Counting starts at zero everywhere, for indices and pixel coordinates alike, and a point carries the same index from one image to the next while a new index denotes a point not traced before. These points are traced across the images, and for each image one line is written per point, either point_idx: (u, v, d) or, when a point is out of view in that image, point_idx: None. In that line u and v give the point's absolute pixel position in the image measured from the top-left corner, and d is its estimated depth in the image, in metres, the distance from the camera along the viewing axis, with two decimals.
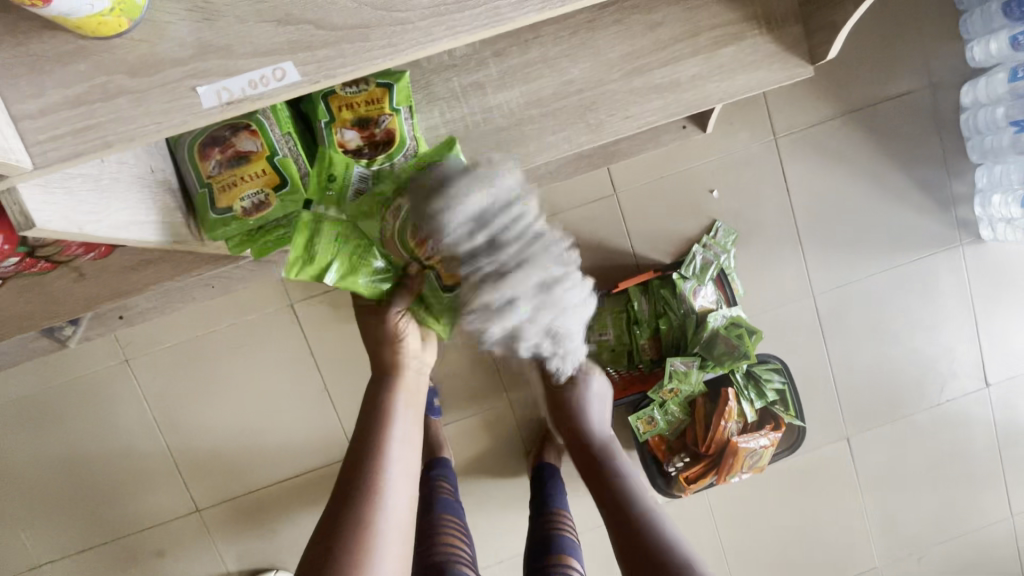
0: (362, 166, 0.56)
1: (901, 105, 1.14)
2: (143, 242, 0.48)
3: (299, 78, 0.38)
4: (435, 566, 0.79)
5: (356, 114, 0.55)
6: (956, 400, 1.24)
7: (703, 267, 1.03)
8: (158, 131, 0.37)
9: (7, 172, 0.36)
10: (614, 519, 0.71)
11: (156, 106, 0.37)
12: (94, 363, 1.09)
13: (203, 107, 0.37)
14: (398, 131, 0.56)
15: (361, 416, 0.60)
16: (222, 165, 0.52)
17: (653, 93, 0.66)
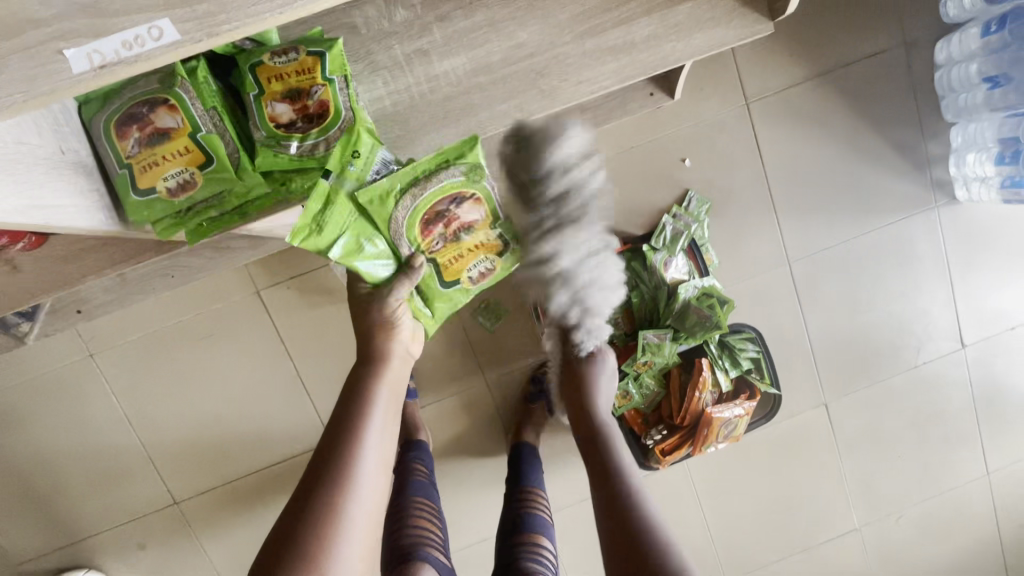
0: (297, 141, 0.53)
1: (875, 64, 1.11)
2: (52, 228, 0.43)
3: (181, 36, 0.34)
4: (403, 549, 0.80)
5: (286, 85, 0.52)
6: (933, 361, 1.25)
7: (673, 237, 1.00)
8: (23, 102, 0.32)
9: None
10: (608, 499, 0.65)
11: (19, 73, 0.32)
12: (59, 358, 1.06)
13: (72, 72, 0.33)
14: (333, 98, 0.53)
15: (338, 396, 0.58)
16: (141, 143, 0.49)
17: (607, 55, 0.63)
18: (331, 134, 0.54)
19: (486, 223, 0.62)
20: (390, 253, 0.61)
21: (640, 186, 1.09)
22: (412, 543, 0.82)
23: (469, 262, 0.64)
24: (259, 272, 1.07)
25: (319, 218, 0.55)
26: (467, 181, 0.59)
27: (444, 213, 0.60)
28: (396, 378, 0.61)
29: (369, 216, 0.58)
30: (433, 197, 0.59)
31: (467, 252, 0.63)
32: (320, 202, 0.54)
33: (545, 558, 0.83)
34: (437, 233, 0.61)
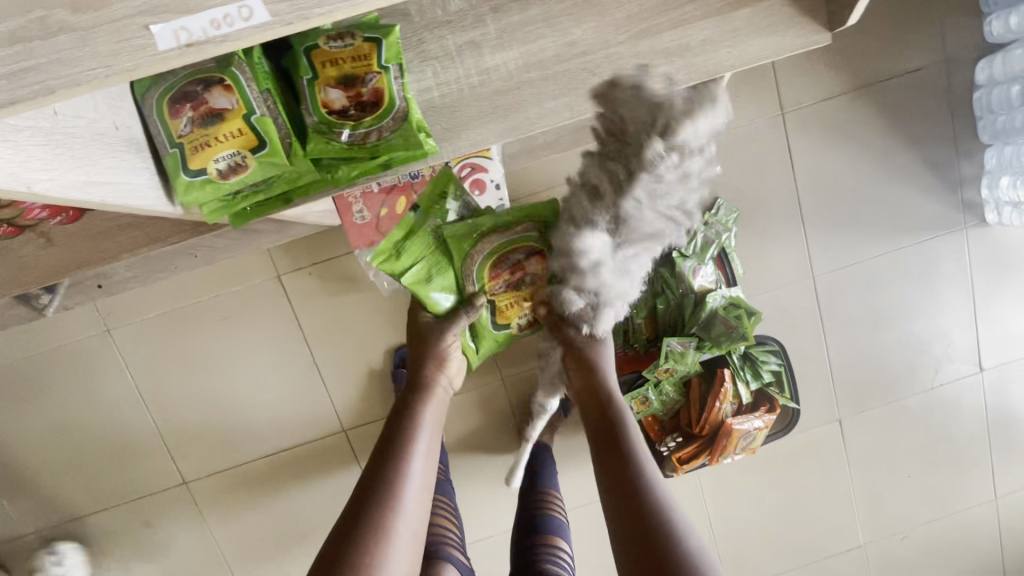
0: (349, 129, 0.51)
1: (914, 81, 1.10)
2: (102, 205, 0.42)
3: (270, 18, 0.33)
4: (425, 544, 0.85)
5: (341, 71, 0.51)
6: (950, 383, 1.24)
7: (703, 245, 0.98)
8: (108, 76, 0.31)
9: None
10: (612, 473, 0.64)
11: (104, 48, 0.31)
12: (74, 333, 1.06)
13: (159, 49, 0.31)
14: (391, 86, 0.51)
15: (386, 427, 0.68)
16: (194, 123, 0.47)
17: (661, 57, 0.61)
18: (386, 121, 0.51)
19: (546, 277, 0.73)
20: (452, 288, 0.75)
21: None
22: (434, 539, 0.86)
23: (518, 309, 0.76)
24: (280, 256, 1.06)
25: (399, 245, 0.72)
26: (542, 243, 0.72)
27: (513, 263, 0.73)
28: (438, 411, 0.73)
29: (445, 254, 0.73)
30: (508, 243, 0.72)
31: (522, 302, 0.75)
32: (406, 231, 0.72)
33: (563, 559, 0.85)
34: (503, 280, 0.73)
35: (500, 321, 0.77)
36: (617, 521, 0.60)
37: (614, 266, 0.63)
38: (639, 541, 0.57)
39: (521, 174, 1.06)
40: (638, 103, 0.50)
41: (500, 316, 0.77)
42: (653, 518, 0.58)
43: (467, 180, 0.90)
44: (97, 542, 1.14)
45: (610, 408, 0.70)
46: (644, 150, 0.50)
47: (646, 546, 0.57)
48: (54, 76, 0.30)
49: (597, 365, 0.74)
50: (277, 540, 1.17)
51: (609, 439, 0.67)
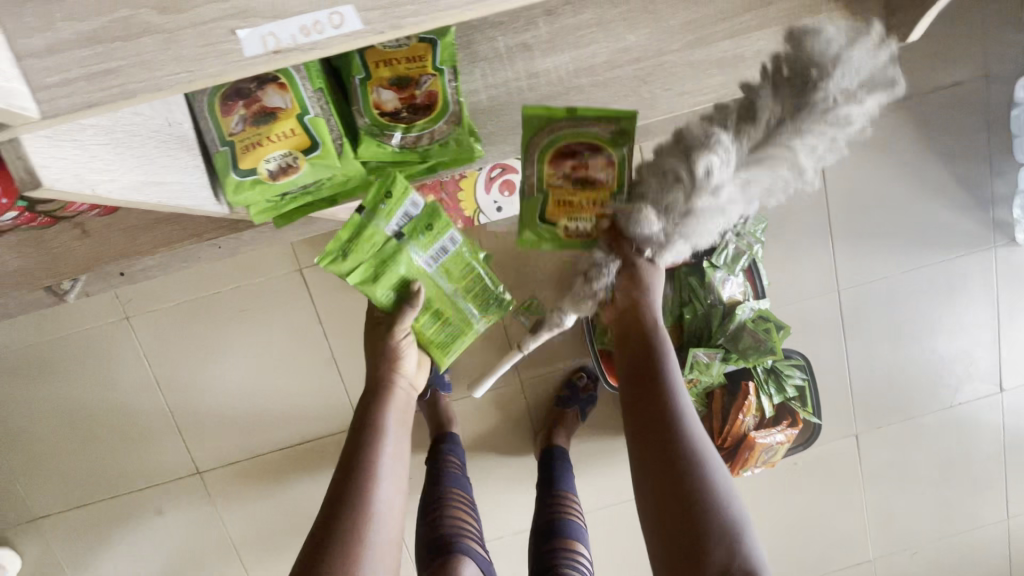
0: (400, 133, 0.51)
1: (952, 96, 1.08)
2: (159, 206, 0.42)
3: (361, 27, 0.33)
4: (444, 540, 0.87)
5: (394, 72, 0.50)
6: (969, 403, 1.23)
7: (735, 256, 0.94)
8: (192, 81, 0.32)
9: (9, 121, 0.29)
10: (649, 413, 0.58)
11: (190, 51, 0.31)
12: (93, 318, 1.05)
13: (245, 55, 0.32)
14: (445, 90, 0.50)
15: (351, 432, 0.66)
16: (246, 122, 0.46)
17: (714, 68, 0.60)
18: (437, 127, 0.51)
19: (611, 184, 0.60)
20: (397, 285, 0.69)
21: None
22: (452, 534, 0.88)
23: (571, 216, 0.63)
24: (303, 250, 1.05)
25: (343, 244, 0.65)
26: (610, 142, 0.58)
27: (573, 154, 0.59)
28: (400, 414, 0.69)
29: (389, 251, 0.66)
30: (565, 136, 0.58)
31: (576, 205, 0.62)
32: (349, 228, 0.64)
33: (582, 564, 0.86)
34: (562, 171, 0.60)
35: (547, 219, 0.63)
36: (642, 456, 0.57)
37: (727, 201, 0.52)
38: (667, 481, 0.54)
39: None
40: (825, 46, 0.48)
41: (546, 215, 0.63)
42: (684, 455, 0.55)
43: (497, 181, 0.92)
44: (109, 527, 1.14)
45: (646, 338, 0.62)
46: (819, 59, 0.48)
47: (676, 486, 0.54)
48: (134, 79, 0.31)
49: (646, 290, 0.63)
50: (289, 532, 1.17)
51: (642, 372, 0.60)
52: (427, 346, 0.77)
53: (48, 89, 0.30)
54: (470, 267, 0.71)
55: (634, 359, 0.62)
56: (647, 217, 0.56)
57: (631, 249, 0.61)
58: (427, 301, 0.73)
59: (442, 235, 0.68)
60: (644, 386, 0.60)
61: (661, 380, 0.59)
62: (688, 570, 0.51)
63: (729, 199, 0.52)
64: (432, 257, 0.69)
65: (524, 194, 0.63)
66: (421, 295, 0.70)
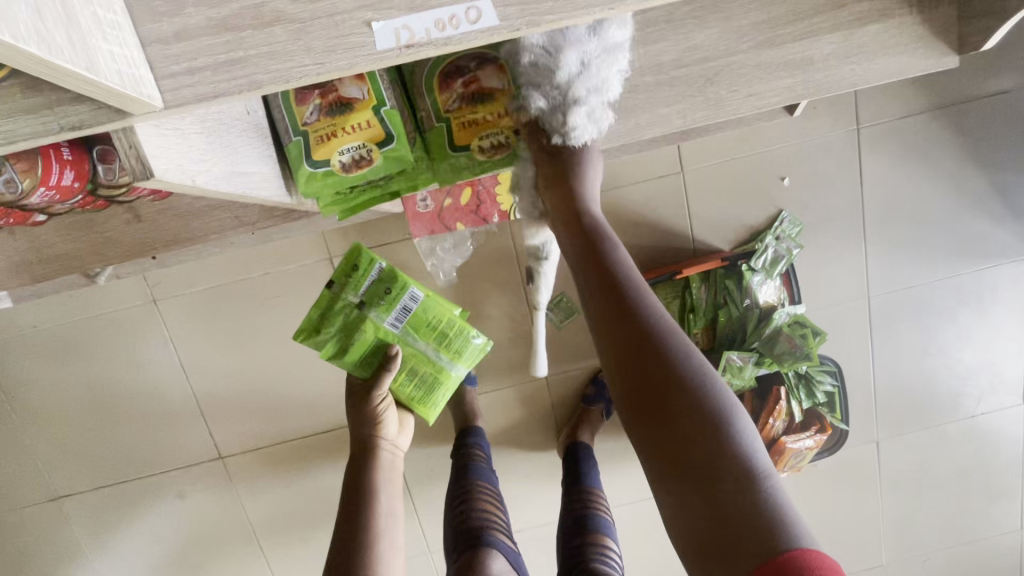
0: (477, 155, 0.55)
1: (995, 104, 1.06)
2: (243, 197, 0.42)
3: (497, 22, 0.33)
4: (474, 531, 0.87)
5: (475, 95, 0.53)
6: (990, 413, 1.23)
7: (773, 260, 0.97)
8: (320, 72, 0.31)
9: (132, 109, 0.29)
10: (609, 312, 0.56)
11: (320, 42, 0.31)
12: (121, 302, 1.04)
13: (378, 48, 0.32)
14: (418, 72, 0.52)
15: (348, 498, 0.78)
16: (322, 112, 0.44)
17: (782, 70, 0.59)
18: (422, 106, 0.53)
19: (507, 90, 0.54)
20: (373, 351, 0.78)
21: (735, 202, 1.05)
22: (480, 526, 0.88)
23: (481, 131, 0.55)
24: (334, 239, 1.04)
25: (315, 322, 0.76)
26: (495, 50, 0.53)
27: (460, 72, 0.53)
28: (388, 472, 0.82)
29: (359, 321, 0.76)
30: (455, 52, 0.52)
31: (483, 120, 0.54)
32: (321, 306, 0.76)
33: (613, 559, 0.86)
34: (457, 92, 0.53)
35: (456, 143, 0.54)
36: (610, 350, 0.56)
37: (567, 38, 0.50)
38: (634, 363, 0.54)
39: None
40: None
41: (455, 140, 0.54)
42: (653, 341, 0.54)
43: None
44: (130, 509, 1.14)
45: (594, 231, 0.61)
46: None
47: (648, 371, 0.53)
48: (261, 70, 0.31)
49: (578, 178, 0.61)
50: (309, 518, 1.18)
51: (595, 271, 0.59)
52: (413, 404, 0.85)
53: (173, 76, 0.30)
54: (433, 323, 0.79)
55: (586, 257, 0.60)
56: (526, 95, 0.53)
57: (541, 148, 0.59)
58: (406, 360, 0.81)
59: (401, 296, 0.76)
60: (601, 284, 0.58)
61: (616, 276, 0.58)
62: (679, 460, 0.50)
63: (563, 57, 0.51)
64: (398, 318, 0.78)
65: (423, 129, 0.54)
66: (397, 356, 0.78)
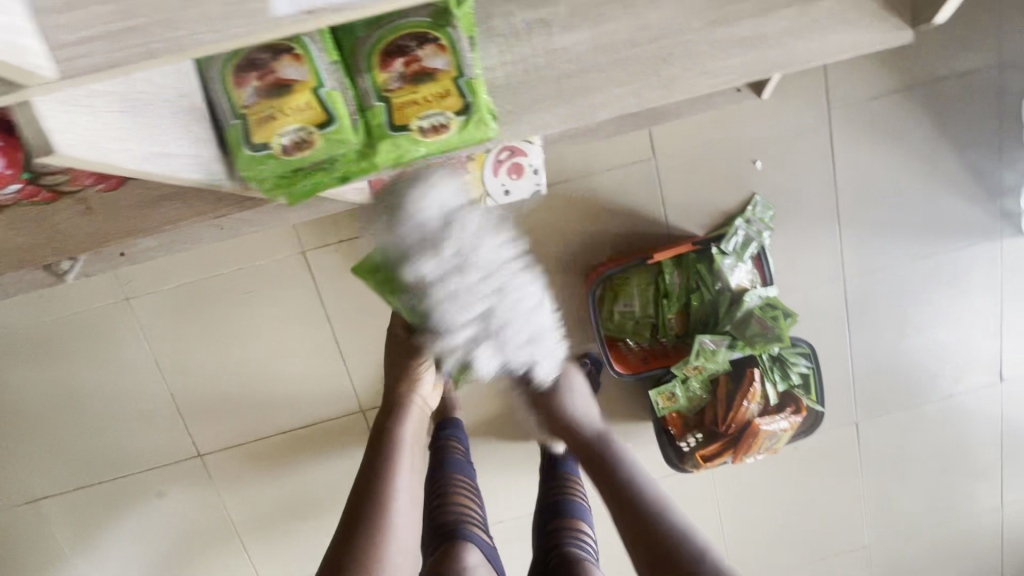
0: (423, 142, 0.48)
1: (965, 83, 1.06)
2: (170, 176, 0.44)
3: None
4: (448, 524, 0.87)
5: (417, 73, 0.47)
6: (968, 393, 1.24)
7: (744, 243, 0.97)
8: (219, 40, 0.34)
9: (25, 80, 0.30)
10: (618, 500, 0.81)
11: (215, 11, 0.33)
12: (92, 299, 1.03)
13: (273, 14, 0.34)
14: (357, 47, 0.47)
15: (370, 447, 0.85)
16: (260, 93, 0.45)
17: (735, 47, 0.59)
18: (361, 85, 0.47)
19: (451, 72, 0.47)
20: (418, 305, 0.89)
21: (708, 187, 1.06)
22: (456, 520, 0.88)
23: (422, 112, 0.47)
24: (307, 231, 1.03)
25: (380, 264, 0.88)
26: (434, 26, 0.47)
27: (401, 51, 0.47)
28: (415, 426, 0.90)
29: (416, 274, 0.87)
30: (396, 29, 0.47)
31: (424, 99, 0.47)
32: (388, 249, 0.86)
33: (587, 543, 0.86)
34: (395, 70, 0.47)
35: (395, 124, 0.47)
36: (625, 517, 0.79)
37: None
38: (640, 530, 0.76)
39: (553, 159, 1.03)
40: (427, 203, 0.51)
41: (393, 122, 0.47)
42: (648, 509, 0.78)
43: (506, 164, 0.92)
44: (112, 509, 1.13)
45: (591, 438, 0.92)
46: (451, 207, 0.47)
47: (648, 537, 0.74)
48: (155, 38, 0.32)
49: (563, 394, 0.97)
50: (292, 514, 1.17)
51: (609, 479, 0.84)
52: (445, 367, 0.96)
53: (67, 47, 0.31)
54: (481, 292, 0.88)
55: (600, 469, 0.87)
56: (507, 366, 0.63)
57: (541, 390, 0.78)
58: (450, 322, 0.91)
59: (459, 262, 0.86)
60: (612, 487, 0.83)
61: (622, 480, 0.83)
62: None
63: None
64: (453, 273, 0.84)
65: (363, 109, 0.48)
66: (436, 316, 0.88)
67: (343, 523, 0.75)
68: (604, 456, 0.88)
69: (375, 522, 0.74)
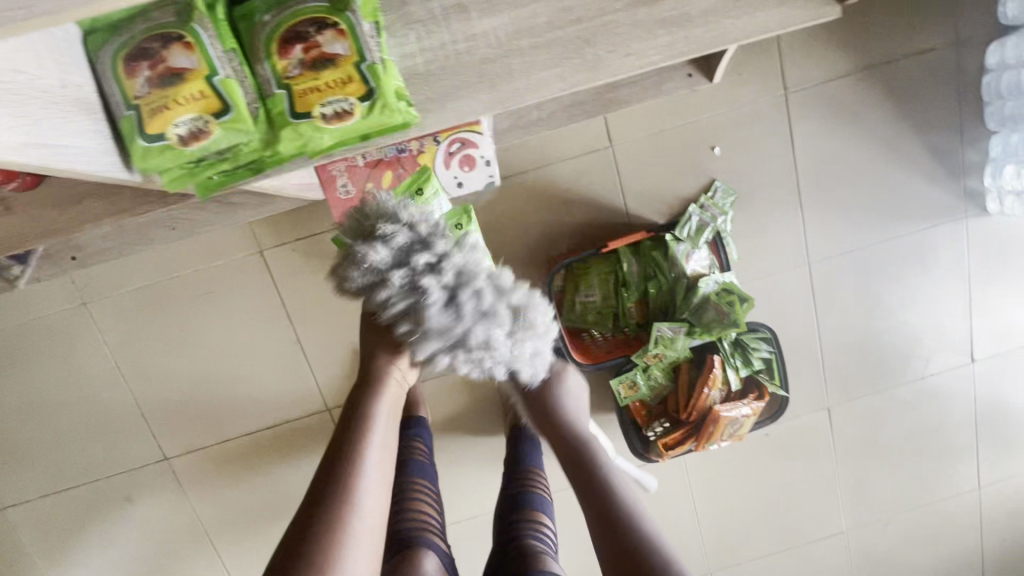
0: (325, 129, 0.50)
1: (922, 63, 1.06)
2: (43, 167, 0.44)
3: None
4: (405, 530, 0.86)
5: (317, 59, 0.49)
6: (940, 374, 1.23)
7: (698, 229, 0.99)
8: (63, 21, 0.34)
9: None
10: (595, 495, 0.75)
11: None
12: (50, 305, 1.03)
13: None
14: (256, 36, 0.49)
15: (348, 402, 0.70)
16: (152, 83, 0.47)
17: (659, 28, 0.58)
18: (260, 73, 0.50)
19: (350, 57, 0.49)
20: None
21: (667, 175, 1.05)
22: (413, 526, 0.87)
23: (323, 98, 0.50)
24: (262, 230, 1.03)
25: None
26: (332, 10, 0.49)
27: (300, 38, 0.49)
28: (393, 393, 0.78)
29: None
30: (296, 15, 0.49)
31: (325, 86, 0.49)
32: None
33: (546, 534, 0.86)
34: (294, 56, 0.49)
35: (295, 111, 0.50)
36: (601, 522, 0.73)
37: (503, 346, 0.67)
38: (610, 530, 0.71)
39: (510, 150, 1.02)
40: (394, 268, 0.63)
41: (294, 110, 0.50)
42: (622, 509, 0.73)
43: (458, 157, 0.90)
44: (79, 516, 1.13)
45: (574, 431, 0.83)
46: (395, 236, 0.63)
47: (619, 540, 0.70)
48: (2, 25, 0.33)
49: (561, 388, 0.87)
50: (260, 516, 1.17)
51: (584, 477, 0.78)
52: None
53: None
54: None
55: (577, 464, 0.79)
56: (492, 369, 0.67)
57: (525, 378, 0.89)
58: None
59: None
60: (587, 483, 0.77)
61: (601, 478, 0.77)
62: None
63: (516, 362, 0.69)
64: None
65: (264, 96, 0.50)
66: None
67: (305, 500, 0.61)
68: (584, 449, 0.81)
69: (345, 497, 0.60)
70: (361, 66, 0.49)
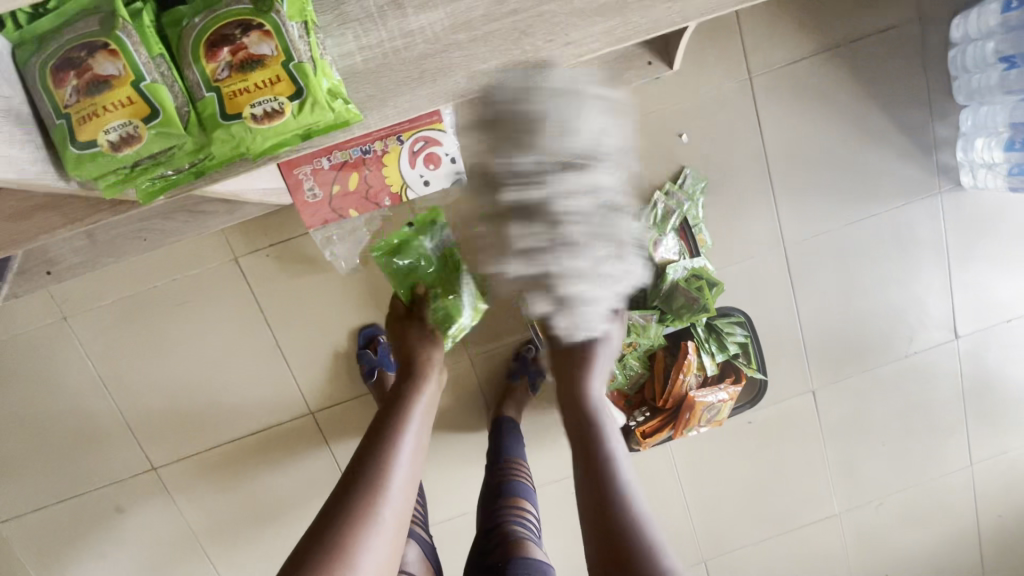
0: (258, 126, 0.52)
1: (885, 40, 1.06)
2: None
3: None
4: None
5: (243, 60, 0.51)
6: (924, 351, 1.23)
7: (664, 216, 1.00)
8: None
9: None
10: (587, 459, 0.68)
11: None
12: (30, 320, 1.05)
13: None
14: (185, 40, 0.52)
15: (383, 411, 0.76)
16: (80, 92, 0.50)
17: (596, 15, 0.58)
18: (189, 77, 0.52)
19: (276, 56, 0.51)
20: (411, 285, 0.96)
21: None
22: None
23: (253, 98, 0.51)
24: (235, 237, 1.04)
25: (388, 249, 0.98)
26: (256, 12, 0.51)
27: (227, 40, 0.51)
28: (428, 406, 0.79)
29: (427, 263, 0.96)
30: (220, 18, 0.51)
31: (253, 86, 0.51)
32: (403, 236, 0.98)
33: (529, 521, 0.86)
34: (221, 57, 0.51)
35: (225, 112, 0.52)
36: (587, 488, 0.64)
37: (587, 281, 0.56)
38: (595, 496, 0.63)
39: None
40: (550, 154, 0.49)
41: (224, 111, 0.52)
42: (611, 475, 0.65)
43: (421, 155, 0.88)
44: (70, 528, 1.14)
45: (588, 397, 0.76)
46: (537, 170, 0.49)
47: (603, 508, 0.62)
48: None
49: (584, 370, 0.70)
50: (250, 521, 1.17)
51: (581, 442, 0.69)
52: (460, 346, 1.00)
53: None
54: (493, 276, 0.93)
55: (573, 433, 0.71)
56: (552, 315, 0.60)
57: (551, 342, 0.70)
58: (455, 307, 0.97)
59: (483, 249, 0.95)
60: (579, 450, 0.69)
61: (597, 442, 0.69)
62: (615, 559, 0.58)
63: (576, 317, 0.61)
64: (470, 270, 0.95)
65: (194, 97, 0.52)
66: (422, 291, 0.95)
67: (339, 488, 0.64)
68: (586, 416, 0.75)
69: (367, 487, 0.63)
70: (288, 64, 0.51)
